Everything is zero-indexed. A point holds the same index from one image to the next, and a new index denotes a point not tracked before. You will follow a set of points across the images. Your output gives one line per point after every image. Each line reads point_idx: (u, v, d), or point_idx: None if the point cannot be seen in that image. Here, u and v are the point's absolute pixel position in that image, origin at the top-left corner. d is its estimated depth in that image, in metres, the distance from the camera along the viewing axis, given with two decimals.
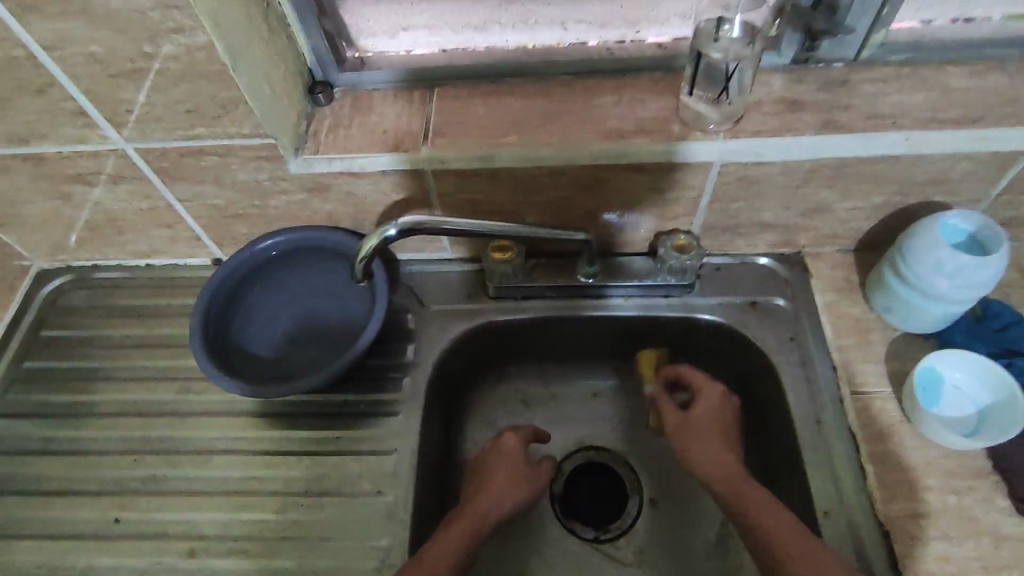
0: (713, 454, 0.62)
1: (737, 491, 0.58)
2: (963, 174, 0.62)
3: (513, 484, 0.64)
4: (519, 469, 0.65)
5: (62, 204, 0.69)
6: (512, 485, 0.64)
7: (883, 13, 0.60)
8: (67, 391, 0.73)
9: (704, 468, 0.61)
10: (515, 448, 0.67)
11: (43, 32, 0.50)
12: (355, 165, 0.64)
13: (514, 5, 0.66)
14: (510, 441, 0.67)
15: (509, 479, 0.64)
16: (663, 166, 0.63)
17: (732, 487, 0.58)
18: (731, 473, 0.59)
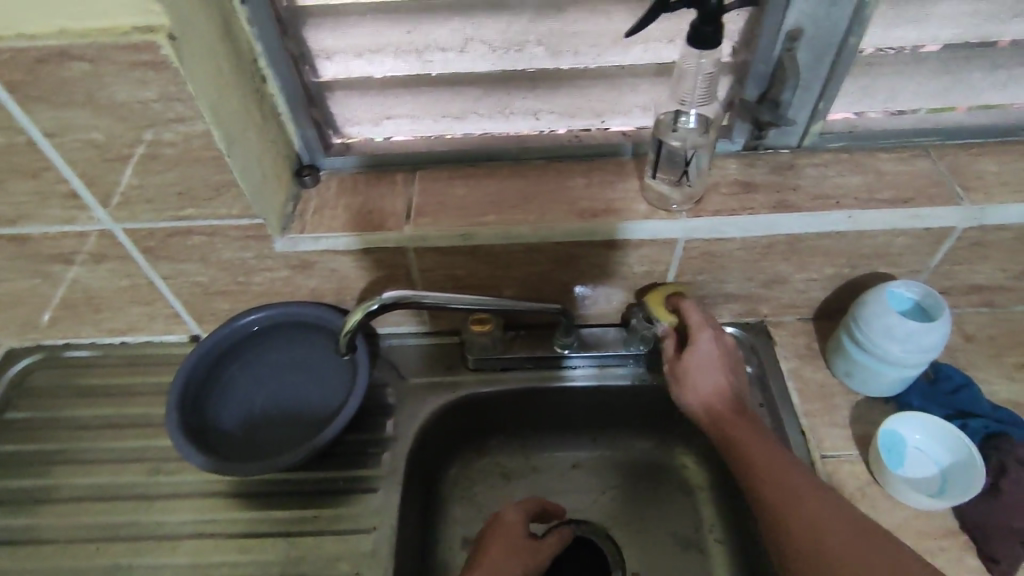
0: (742, 428, 0.63)
1: (770, 473, 0.58)
2: (902, 248, 0.68)
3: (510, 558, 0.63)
4: (518, 543, 0.65)
5: (41, 283, 0.69)
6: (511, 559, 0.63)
7: (819, 108, 0.68)
8: (28, 476, 0.70)
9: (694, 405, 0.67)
10: (519, 521, 0.67)
11: (46, 121, 0.53)
12: (339, 244, 0.66)
13: (491, 98, 0.70)
14: (511, 515, 0.67)
15: (511, 554, 0.64)
16: (632, 242, 0.67)
17: (763, 464, 0.59)
18: (761, 449, 0.60)
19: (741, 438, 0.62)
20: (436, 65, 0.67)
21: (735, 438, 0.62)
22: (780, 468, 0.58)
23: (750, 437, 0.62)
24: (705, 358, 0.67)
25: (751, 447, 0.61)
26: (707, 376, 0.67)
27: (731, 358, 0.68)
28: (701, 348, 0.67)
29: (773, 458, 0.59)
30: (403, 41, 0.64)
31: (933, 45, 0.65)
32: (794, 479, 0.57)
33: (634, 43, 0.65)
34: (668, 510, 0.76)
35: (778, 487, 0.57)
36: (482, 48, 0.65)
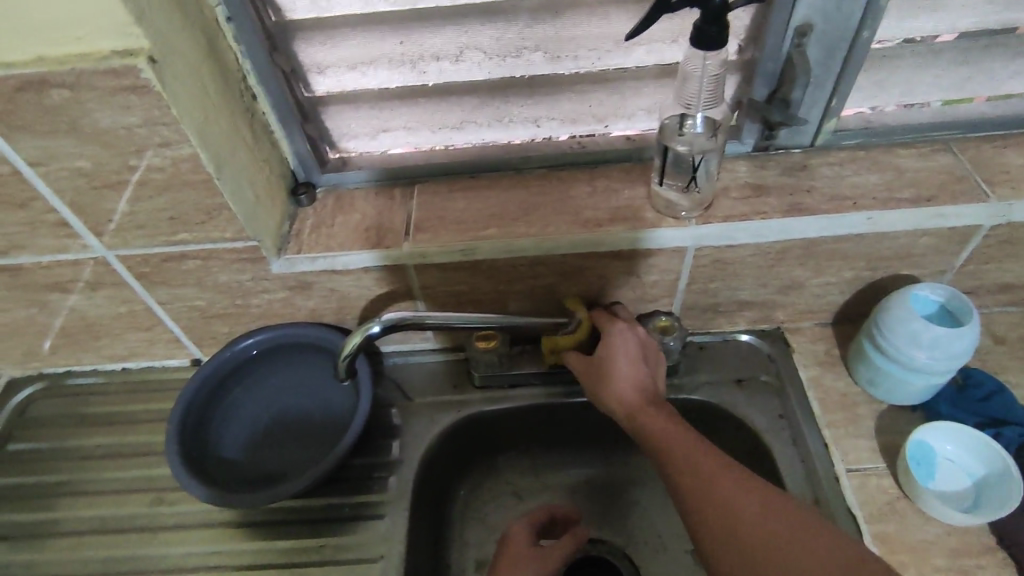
0: (686, 445, 0.54)
1: (716, 491, 0.50)
2: (925, 248, 0.65)
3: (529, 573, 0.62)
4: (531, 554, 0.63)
5: (38, 312, 0.68)
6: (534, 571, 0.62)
7: (832, 105, 0.65)
8: (31, 509, 0.68)
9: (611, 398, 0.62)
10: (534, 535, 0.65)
11: (30, 150, 0.51)
12: (338, 263, 0.64)
13: (489, 106, 0.68)
14: (522, 531, 0.65)
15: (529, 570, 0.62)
16: (642, 252, 0.64)
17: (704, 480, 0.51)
18: (714, 471, 0.52)
19: (688, 465, 0.53)
20: (430, 75, 0.64)
21: (685, 462, 0.53)
22: (733, 488, 0.50)
23: (697, 458, 0.53)
24: (621, 346, 0.63)
25: (702, 471, 0.52)
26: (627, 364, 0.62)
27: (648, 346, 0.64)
28: (611, 341, 0.63)
29: (725, 480, 0.51)
30: (395, 52, 0.62)
31: (950, 34, 0.62)
32: (749, 501, 0.49)
33: (636, 45, 0.62)
34: None
35: (721, 508, 0.49)
36: (477, 56, 0.63)
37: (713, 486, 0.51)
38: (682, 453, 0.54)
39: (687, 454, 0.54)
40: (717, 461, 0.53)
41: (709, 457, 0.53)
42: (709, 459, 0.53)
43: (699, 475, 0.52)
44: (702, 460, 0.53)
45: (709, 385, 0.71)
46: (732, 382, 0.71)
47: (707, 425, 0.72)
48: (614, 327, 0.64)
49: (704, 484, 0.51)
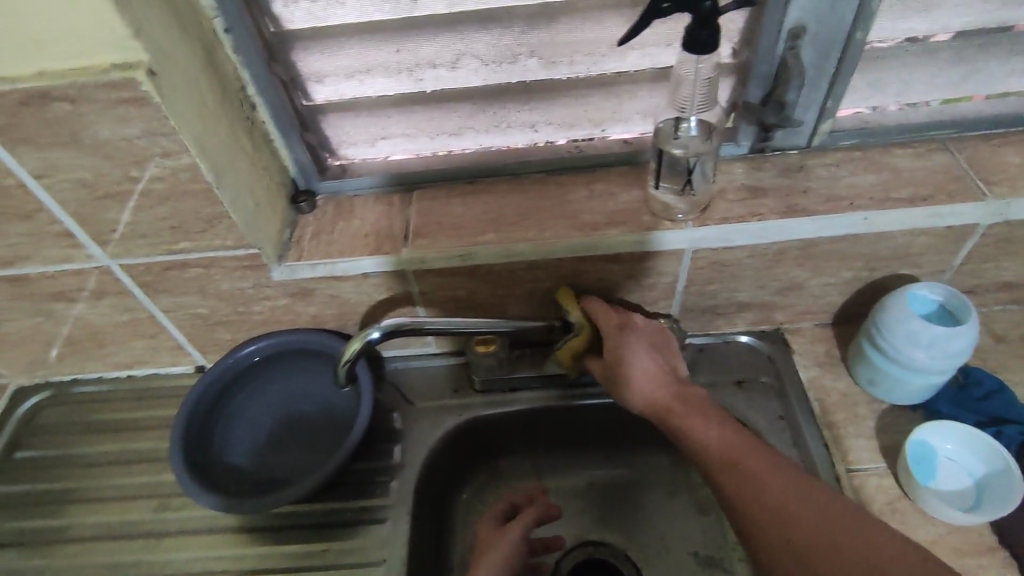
0: (734, 442, 0.53)
1: (761, 482, 0.50)
2: (923, 247, 0.65)
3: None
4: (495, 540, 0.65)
5: (44, 321, 0.69)
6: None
7: (827, 106, 0.65)
8: (38, 516, 0.69)
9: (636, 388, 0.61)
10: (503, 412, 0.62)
11: (34, 163, 0.52)
12: (337, 269, 0.65)
13: (487, 112, 0.68)
14: (487, 531, 0.67)
15: (499, 551, 0.63)
16: (639, 255, 0.65)
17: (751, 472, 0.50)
18: (761, 467, 0.51)
19: (734, 464, 0.52)
20: (428, 82, 0.65)
21: (729, 459, 0.52)
22: (784, 485, 0.49)
23: (746, 456, 0.52)
24: (640, 346, 0.62)
25: (748, 468, 0.51)
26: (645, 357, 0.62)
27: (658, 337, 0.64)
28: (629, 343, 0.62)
29: (774, 479, 0.50)
30: (392, 60, 0.63)
31: (945, 33, 0.62)
32: (796, 489, 0.49)
33: (631, 49, 0.63)
34: (689, 530, 0.73)
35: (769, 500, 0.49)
36: (473, 62, 0.64)
37: (761, 483, 0.50)
38: (724, 450, 0.53)
39: (729, 451, 0.53)
40: (765, 457, 0.51)
41: (760, 455, 0.52)
42: (759, 457, 0.52)
43: (744, 474, 0.51)
44: (748, 457, 0.52)
45: (709, 387, 0.71)
46: (732, 384, 0.72)
47: None
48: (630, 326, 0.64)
49: (749, 484, 0.50)
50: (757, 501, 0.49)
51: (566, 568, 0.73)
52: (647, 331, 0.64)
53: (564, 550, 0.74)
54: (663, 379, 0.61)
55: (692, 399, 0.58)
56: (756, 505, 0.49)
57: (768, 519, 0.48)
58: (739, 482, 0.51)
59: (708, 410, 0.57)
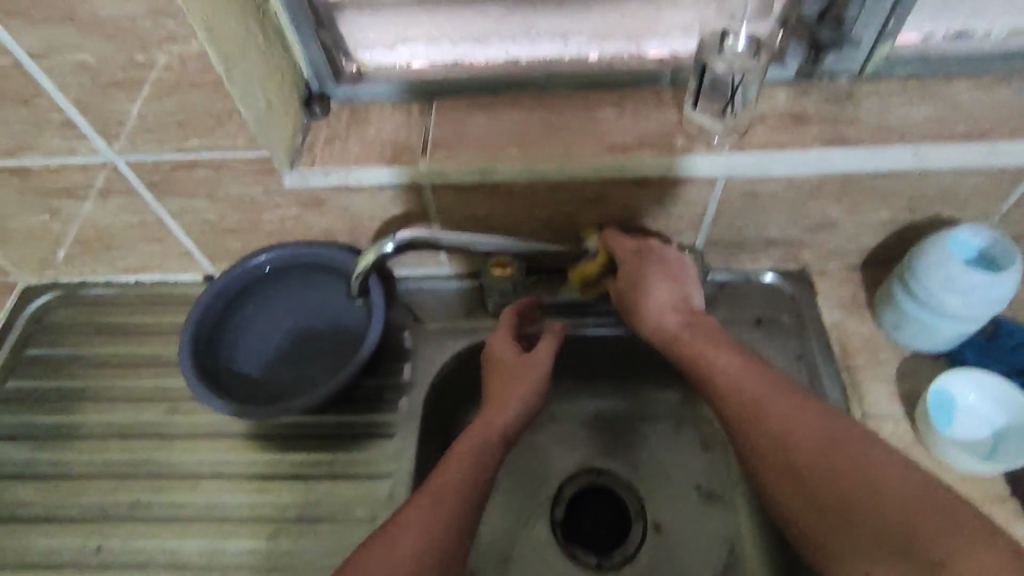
0: (744, 373, 0.54)
1: (767, 411, 0.51)
2: (972, 189, 0.61)
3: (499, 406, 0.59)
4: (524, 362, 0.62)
5: (50, 218, 0.67)
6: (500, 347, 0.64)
7: (887, 28, 0.59)
8: (51, 412, 0.70)
9: (649, 320, 0.60)
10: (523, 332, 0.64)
11: (32, 42, 0.49)
12: (352, 179, 0.62)
13: (515, 17, 0.63)
14: (507, 351, 0.63)
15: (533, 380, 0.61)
16: (669, 181, 0.61)
17: (759, 400, 0.52)
18: (767, 395, 0.52)
19: (741, 394, 0.53)
20: None
21: (736, 389, 0.53)
22: (786, 411, 0.51)
23: (756, 388, 0.53)
24: (659, 273, 0.60)
25: (756, 399, 0.52)
26: (661, 289, 0.60)
27: (676, 266, 0.62)
28: (649, 271, 0.60)
29: (782, 409, 0.51)
30: None
31: None
32: (800, 416, 0.50)
33: None
34: (694, 464, 0.73)
35: (775, 427, 0.50)
36: None
37: (768, 412, 0.51)
38: (732, 380, 0.54)
39: (739, 381, 0.54)
40: (770, 385, 0.53)
41: (770, 385, 0.53)
42: (768, 389, 0.52)
43: (752, 405, 0.52)
44: (757, 389, 0.53)
45: (728, 324, 0.70)
46: (751, 322, 0.70)
47: None
48: (648, 253, 0.61)
49: (756, 416, 0.52)
50: (762, 432, 0.51)
51: (568, 493, 0.74)
52: (665, 258, 0.61)
53: (566, 476, 0.75)
54: (682, 309, 0.60)
55: (705, 328, 0.59)
56: (762, 436, 0.51)
57: (773, 450, 0.50)
58: (747, 413, 0.52)
59: (719, 338, 0.57)
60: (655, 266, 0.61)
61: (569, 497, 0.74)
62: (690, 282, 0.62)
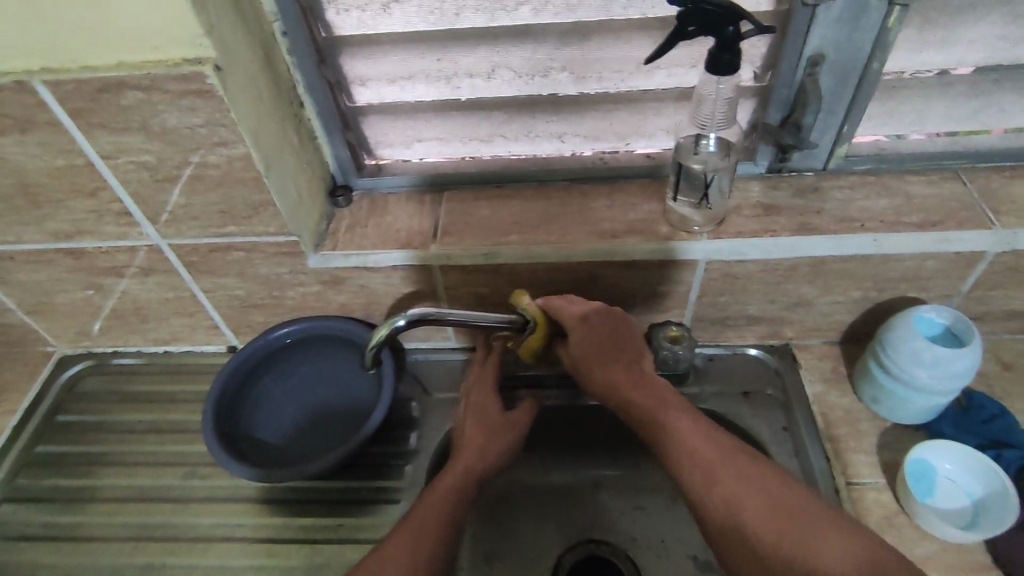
0: (706, 442, 0.55)
1: (722, 480, 0.52)
2: (932, 272, 0.67)
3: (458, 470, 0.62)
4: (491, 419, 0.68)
5: (94, 293, 0.74)
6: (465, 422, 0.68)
7: (843, 131, 0.67)
8: (74, 476, 0.74)
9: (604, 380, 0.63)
10: (476, 425, 0.67)
11: (104, 145, 0.57)
12: (368, 261, 0.69)
13: (518, 121, 0.72)
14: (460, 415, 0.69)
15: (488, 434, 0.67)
16: (655, 263, 0.68)
17: (710, 465, 0.53)
18: (717, 460, 0.53)
19: (697, 466, 0.53)
20: (463, 91, 0.69)
21: (693, 459, 0.54)
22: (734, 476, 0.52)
23: (723, 463, 0.53)
24: (609, 326, 0.64)
25: (710, 468, 0.53)
26: (611, 351, 0.64)
27: (617, 325, 0.65)
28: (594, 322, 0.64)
29: (729, 473, 0.52)
30: (432, 68, 0.67)
31: (963, 68, 0.64)
32: (747, 481, 0.51)
33: (657, 69, 0.66)
34: (690, 534, 0.75)
35: (724, 494, 0.51)
36: (507, 74, 0.68)
37: (718, 478, 0.52)
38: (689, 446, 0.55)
39: (703, 454, 0.54)
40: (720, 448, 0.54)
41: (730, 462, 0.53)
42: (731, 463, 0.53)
43: (714, 478, 0.52)
44: (724, 464, 0.53)
45: (717, 396, 0.74)
46: (739, 395, 0.74)
47: None
48: (595, 314, 0.64)
49: (715, 489, 0.52)
50: (723, 507, 0.51)
51: (568, 564, 0.75)
52: (611, 317, 0.65)
53: (565, 547, 0.76)
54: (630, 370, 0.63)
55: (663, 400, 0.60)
56: (723, 511, 0.51)
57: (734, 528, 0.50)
58: (703, 486, 0.52)
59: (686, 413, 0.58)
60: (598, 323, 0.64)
61: (569, 567, 0.75)
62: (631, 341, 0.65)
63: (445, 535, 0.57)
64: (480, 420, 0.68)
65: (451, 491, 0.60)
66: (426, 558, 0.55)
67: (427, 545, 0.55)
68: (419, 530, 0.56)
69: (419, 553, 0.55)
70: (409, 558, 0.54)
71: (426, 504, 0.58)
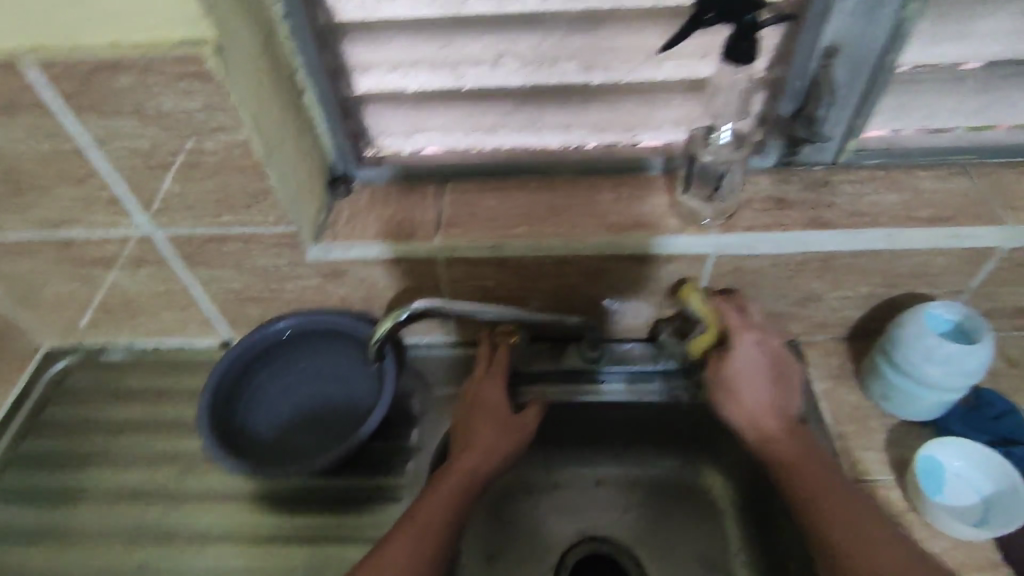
0: (800, 453, 0.60)
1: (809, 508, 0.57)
2: (941, 268, 0.66)
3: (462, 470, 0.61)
4: (496, 416, 0.67)
5: (83, 285, 0.71)
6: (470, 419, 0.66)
7: (855, 124, 0.66)
8: (62, 474, 0.71)
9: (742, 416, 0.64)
10: (485, 422, 0.66)
11: (95, 129, 0.55)
12: (370, 254, 0.67)
13: (523, 111, 0.70)
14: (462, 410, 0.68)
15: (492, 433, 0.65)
16: (664, 258, 0.66)
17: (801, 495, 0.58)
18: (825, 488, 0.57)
19: (825, 475, 0.58)
20: (468, 79, 0.67)
21: (836, 497, 0.56)
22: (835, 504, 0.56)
23: (810, 473, 0.58)
24: (753, 360, 0.64)
25: (823, 493, 0.57)
26: (758, 387, 0.64)
27: (772, 361, 0.64)
28: (744, 352, 0.64)
29: (841, 499, 0.56)
30: (437, 55, 0.65)
31: (975, 62, 0.63)
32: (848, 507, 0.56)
33: (668, 59, 0.65)
34: (695, 532, 0.75)
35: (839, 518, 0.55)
36: (515, 63, 0.66)
37: (811, 507, 0.57)
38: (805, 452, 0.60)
39: (812, 463, 0.59)
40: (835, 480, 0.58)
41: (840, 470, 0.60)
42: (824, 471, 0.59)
43: (821, 485, 0.57)
44: (824, 474, 0.58)
45: None
46: None
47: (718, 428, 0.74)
48: (747, 347, 0.64)
49: (822, 494, 0.57)
50: (830, 507, 0.56)
51: (571, 562, 0.74)
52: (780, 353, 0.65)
53: (568, 545, 0.75)
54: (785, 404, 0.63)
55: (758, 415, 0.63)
56: (825, 511, 0.56)
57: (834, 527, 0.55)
58: (812, 491, 0.57)
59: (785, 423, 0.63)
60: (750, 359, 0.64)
61: (572, 566, 0.74)
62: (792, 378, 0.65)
63: (444, 537, 0.56)
64: (488, 417, 0.66)
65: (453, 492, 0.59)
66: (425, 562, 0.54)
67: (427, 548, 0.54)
68: (419, 533, 0.55)
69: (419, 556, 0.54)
70: (410, 559, 0.53)
71: (426, 505, 0.57)
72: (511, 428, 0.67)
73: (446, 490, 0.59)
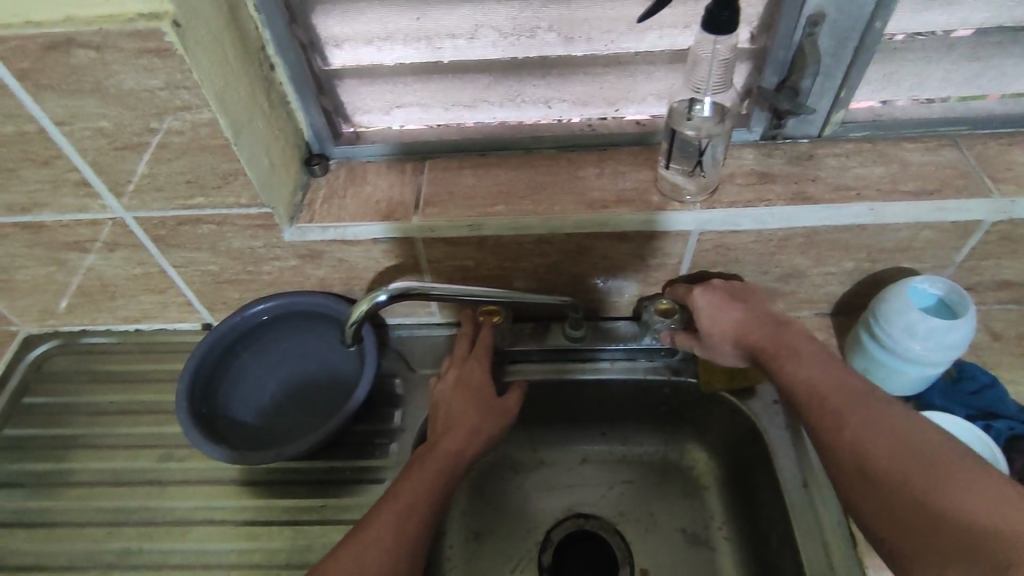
0: (808, 372, 0.54)
1: (804, 392, 0.53)
2: (926, 242, 0.66)
3: (444, 449, 0.61)
4: (479, 397, 0.67)
5: (56, 270, 0.70)
6: (453, 400, 0.66)
7: (841, 95, 0.65)
8: (45, 459, 0.71)
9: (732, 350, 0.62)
10: (470, 402, 0.66)
11: (56, 109, 0.53)
12: (347, 234, 0.66)
13: (503, 85, 0.68)
14: (444, 389, 0.67)
15: (479, 415, 0.65)
16: (647, 235, 0.65)
17: (796, 384, 0.54)
18: (819, 379, 0.53)
19: (853, 416, 0.49)
20: (445, 52, 0.65)
21: (816, 388, 0.53)
22: (833, 388, 0.52)
23: (829, 402, 0.51)
24: (714, 310, 0.63)
25: (819, 383, 0.53)
26: (728, 321, 0.62)
27: (730, 299, 0.63)
28: (703, 308, 0.63)
29: (832, 386, 0.52)
30: (411, 28, 0.63)
31: (965, 29, 0.62)
32: (839, 390, 0.52)
33: (650, 29, 0.63)
34: (679, 509, 0.75)
35: (828, 401, 0.51)
36: (492, 35, 0.64)
37: (802, 388, 0.53)
38: (837, 412, 0.50)
39: (829, 393, 0.52)
40: (831, 371, 0.53)
41: (965, 465, 0.43)
42: (903, 453, 0.45)
43: (836, 414, 0.50)
44: (842, 400, 0.51)
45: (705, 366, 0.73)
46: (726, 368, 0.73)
47: (703, 409, 0.75)
48: (697, 297, 0.64)
49: (828, 410, 0.51)
50: (859, 457, 0.47)
51: (557, 539, 0.74)
52: (728, 292, 0.64)
53: (554, 522, 0.75)
54: (762, 325, 0.60)
55: (807, 396, 0.53)
56: (851, 460, 0.47)
57: (864, 479, 0.46)
58: (816, 405, 0.52)
59: (874, 408, 0.49)
60: (707, 305, 0.63)
61: (558, 542, 0.74)
62: (757, 301, 0.63)
63: (425, 512, 0.55)
64: (472, 396, 0.66)
65: (439, 470, 0.59)
66: (402, 536, 0.53)
67: (408, 523, 0.54)
68: (405, 512, 0.54)
69: (398, 532, 0.53)
70: (391, 541, 0.52)
71: (411, 481, 0.57)
72: (496, 410, 0.67)
73: (432, 467, 0.59)
